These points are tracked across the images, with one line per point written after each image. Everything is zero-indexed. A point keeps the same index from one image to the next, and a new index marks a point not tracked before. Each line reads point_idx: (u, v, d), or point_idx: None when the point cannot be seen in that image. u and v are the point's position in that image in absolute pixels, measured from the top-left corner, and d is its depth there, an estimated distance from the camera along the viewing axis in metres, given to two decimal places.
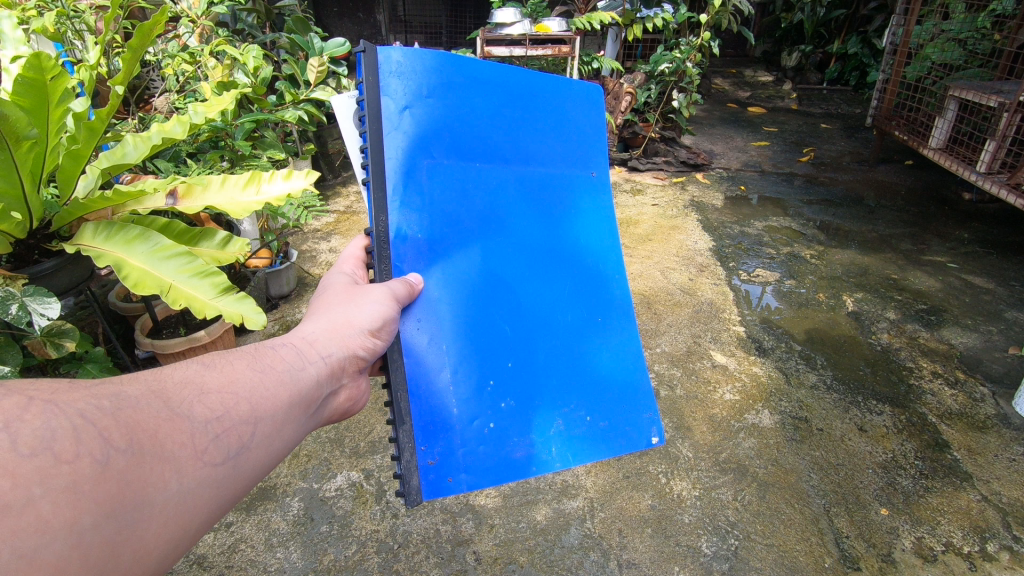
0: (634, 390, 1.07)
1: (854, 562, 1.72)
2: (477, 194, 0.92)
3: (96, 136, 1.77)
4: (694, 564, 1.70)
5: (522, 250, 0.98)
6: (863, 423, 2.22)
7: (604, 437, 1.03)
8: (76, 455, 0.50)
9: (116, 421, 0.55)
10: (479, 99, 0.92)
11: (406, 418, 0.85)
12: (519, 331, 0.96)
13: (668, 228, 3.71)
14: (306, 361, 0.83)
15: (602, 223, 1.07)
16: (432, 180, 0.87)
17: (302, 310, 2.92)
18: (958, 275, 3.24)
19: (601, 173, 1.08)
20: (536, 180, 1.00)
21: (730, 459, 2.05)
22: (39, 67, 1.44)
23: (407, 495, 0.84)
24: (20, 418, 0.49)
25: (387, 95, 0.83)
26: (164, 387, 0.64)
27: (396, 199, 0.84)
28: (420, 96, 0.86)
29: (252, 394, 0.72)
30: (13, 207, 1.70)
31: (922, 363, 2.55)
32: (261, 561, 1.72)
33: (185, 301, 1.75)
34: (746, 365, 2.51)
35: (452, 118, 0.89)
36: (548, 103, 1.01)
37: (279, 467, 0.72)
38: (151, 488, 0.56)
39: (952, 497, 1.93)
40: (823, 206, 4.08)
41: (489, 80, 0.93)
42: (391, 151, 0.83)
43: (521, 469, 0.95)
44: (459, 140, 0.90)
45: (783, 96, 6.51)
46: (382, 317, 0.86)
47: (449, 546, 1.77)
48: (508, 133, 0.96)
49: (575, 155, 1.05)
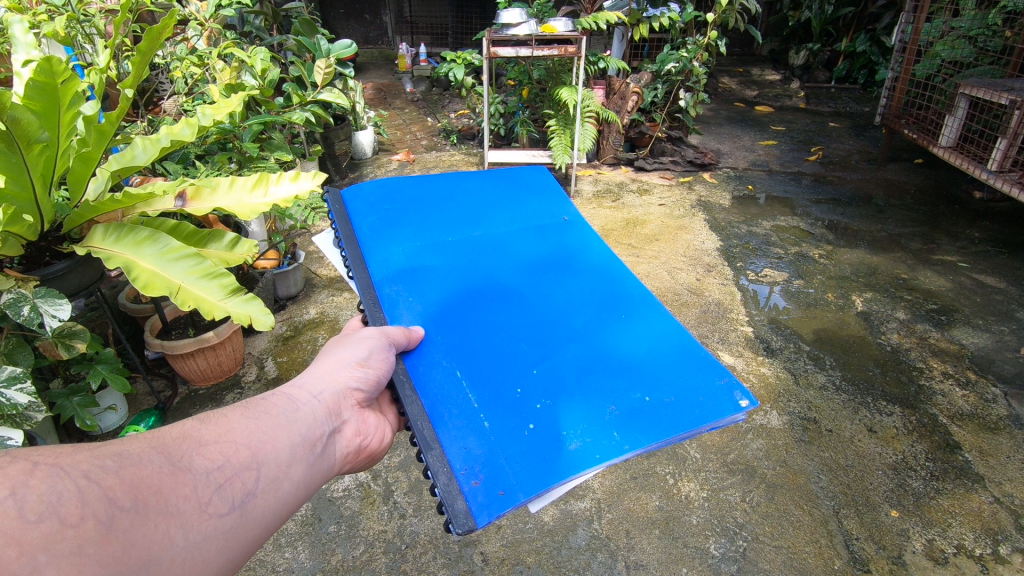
0: (691, 361, 0.96)
1: (863, 564, 1.71)
2: (447, 250, 1.11)
3: (106, 139, 1.78)
4: (702, 565, 1.70)
5: (511, 280, 1.09)
6: (873, 424, 2.20)
7: (677, 409, 0.88)
8: (80, 518, 0.51)
9: (119, 480, 0.56)
10: (431, 198, 1.20)
11: (433, 442, 0.82)
12: (531, 342, 0.99)
13: (675, 228, 3.70)
14: (299, 403, 0.84)
15: (585, 247, 1.18)
16: (403, 249, 1.08)
17: (310, 311, 2.94)
18: (969, 274, 3.21)
19: (563, 215, 1.23)
20: (504, 233, 1.18)
21: (738, 460, 2.04)
22: (50, 71, 1.46)
23: (453, 519, 0.73)
24: (25, 484, 0.49)
25: (354, 214, 1.12)
26: (164, 442, 0.64)
27: (377, 271, 1.04)
28: (382, 209, 1.14)
29: (250, 441, 0.72)
30: (24, 209, 1.71)
31: (932, 364, 2.53)
32: (270, 562, 1.73)
33: (195, 302, 1.76)
34: (754, 366, 2.50)
35: (409, 212, 1.16)
36: (496, 185, 1.26)
37: (288, 511, 0.72)
38: (158, 545, 0.56)
39: (964, 499, 1.91)
40: (832, 206, 4.05)
41: (437, 185, 1.22)
42: (365, 241, 1.08)
43: (585, 460, 0.80)
44: (421, 225, 1.14)
45: (791, 95, 6.48)
46: (371, 350, 0.91)
47: (456, 546, 1.77)
48: (466, 210, 1.19)
49: (533, 208, 1.23)
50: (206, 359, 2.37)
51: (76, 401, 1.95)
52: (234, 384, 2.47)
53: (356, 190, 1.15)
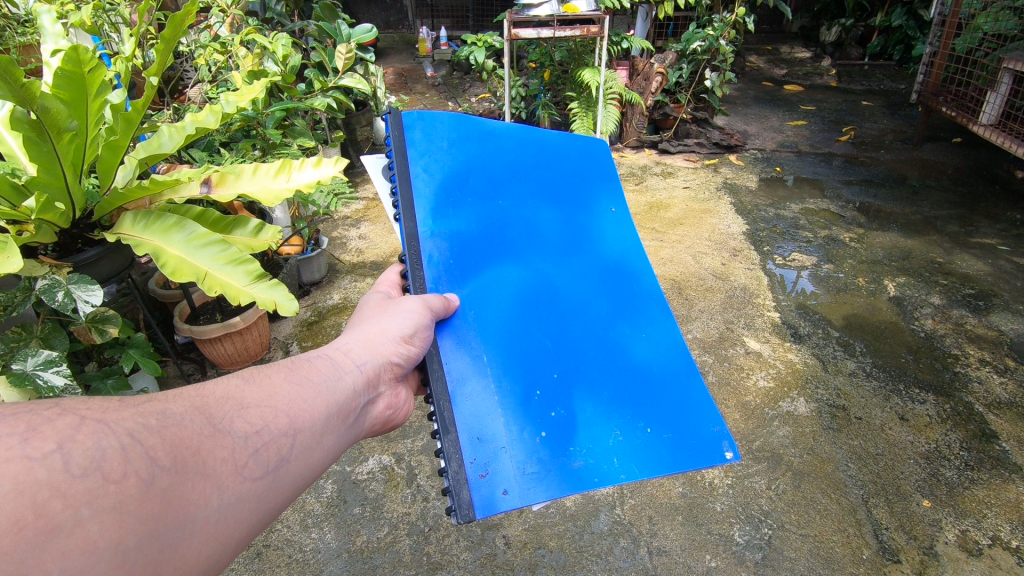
0: (694, 402, 0.98)
1: (893, 554, 1.67)
2: (496, 222, 1.00)
3: (133, 127, 1.80)
4: (726, 552, 1.68)
5: (554, 272, 1.02)
6: (905, 412, 2.15)
7: (672, 449, 0.91)
8: (123, 475, 0.50)
9: (161, 439, 0.56)
10: (494, 149, 1.03)
11: (450, 426, 0.85)
12: (559, 344, 0.96)
13: (700, 212, 3.63)
14: (341, 371, 0.85)
15: (630, 247, 1.09)
16: (455, 209, 0.96)
17: (334, 296, 2.97)
18: (1009, 258, 3.09)
19: (621, 208, 1.11)
20: (558, 212, 1.06)
21: (764, 447, 2.01)
22: (77, 60, 1.47)
23: (456, 510, 0.79)
24: (72, 438, 0.49)
25: (413, 149, 0.96)
26: (206, 403, 0.65)
27: (425, 230, 0.94)
28: (440, 150, 0.98)
29: (289, 407, 0.73)
30: (56, 197, 1.74)
31: (969, 350, 2.45)
32: (297, 541, 1.77)
33: (221, 288, 1.79)
34: (781, 352, 2.45)
35: (470, 169, 1.00)
36: (562, 152, 1.09)
37: (315, 478, 0.73)
38: (194, 504, 0.56)
39: (1000, 489, 1.86)
40: (864, 187, 3.93)
41: (503, 134, 1.04)
42: (417, 186, 0.95)
43: (583, 480, 0.85)
44: (479, 181, 1.00)
45: (822, 73, 6.28)
46: (415, 326, 0.89)
47: (478, 529, 1.78)
48: (526, 176, 1.05)
49: (597, 190, 1.10)
50: (233, 344, 2.41)
51: (109, 384, 2.00)
52: None
53: (421, 116, 0.98)
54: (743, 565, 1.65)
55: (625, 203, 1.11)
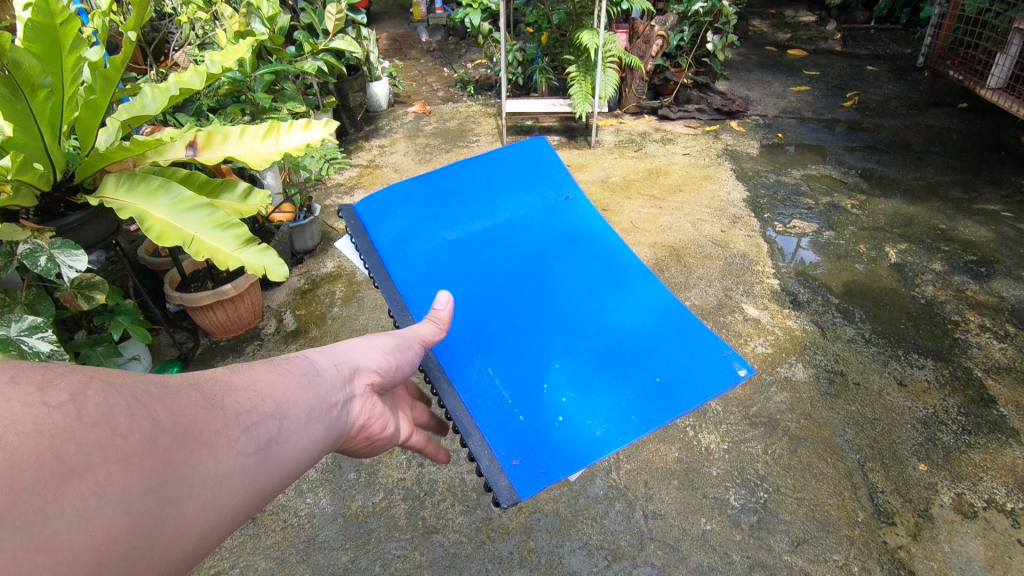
0: (687, 332, 0.99)
1: (888, 517, 1.67)
2: (460, 251, 1.11)
3: (112, 85, 1.73)
4: (721, 516, 1.68)
5: (516, 266, 1.10)
6: (903, 377, 2.13)
7: (685, 385, 0.91)
8: (119, 452, 0.45)
9: (156, 412, 0.50)
10: (444, 188, 1.17)
11: (471, 431, 0.86)
12: (548, 327, 1.01)
13: (699, 178, 3.57)
14: (321, 362, 0.76)
15: (592, 231, 1.18)
16: (424, 257, 1.09)
17: (328, 264, 2.93)
18: (1013, 224, 3.04)
19: (574, 195, 1.23)
20: (517, 219, 1.16)
21: (761, 412, 2.00)
22: (48, 10, 1.40)
23: (499, 497, 0.78)
24: (81, 395, 0.45)
25: (372, 227, 1.12)
26: (197, 377, 0.58)
27: (404, 285, 1.06)
28: (397, 212, 1.13)
29: (278, 392, 0.66)
30: (34, 158, 1.68)
31: (969, 317, 2.42)
32: (292, 507, 1.77)
33: (209, 253, 1.75)
34: (780, 319, 2.43)
35: (431, 209, 1.14)
36: (506, 159, 1.21)
37: (303, 468, 0.66)
38: (184, 489, 0.50)
39: (996, 453, 1.85)
40: (867, 154, 3.86)
41: (448, 173, 1.18)
42: (385, 254, 1.09)
43: (608, 444, 0.85)
44: (438, 224, 1.13)
45: (827, 37, 6.11)
46: (402, 350, 0.87)
47: (474, 494, 1.78)
48: (479, 196, 1.17)
49: (546, 185, 1.22)
50: (225, 312, 2.38)
51: (99, 350, 1.98)
52: (254, 336, 2.49)
53: (370, 202, 1.14)
54: (738, 528, 1.65)
55: (575, 187, 1.24)
